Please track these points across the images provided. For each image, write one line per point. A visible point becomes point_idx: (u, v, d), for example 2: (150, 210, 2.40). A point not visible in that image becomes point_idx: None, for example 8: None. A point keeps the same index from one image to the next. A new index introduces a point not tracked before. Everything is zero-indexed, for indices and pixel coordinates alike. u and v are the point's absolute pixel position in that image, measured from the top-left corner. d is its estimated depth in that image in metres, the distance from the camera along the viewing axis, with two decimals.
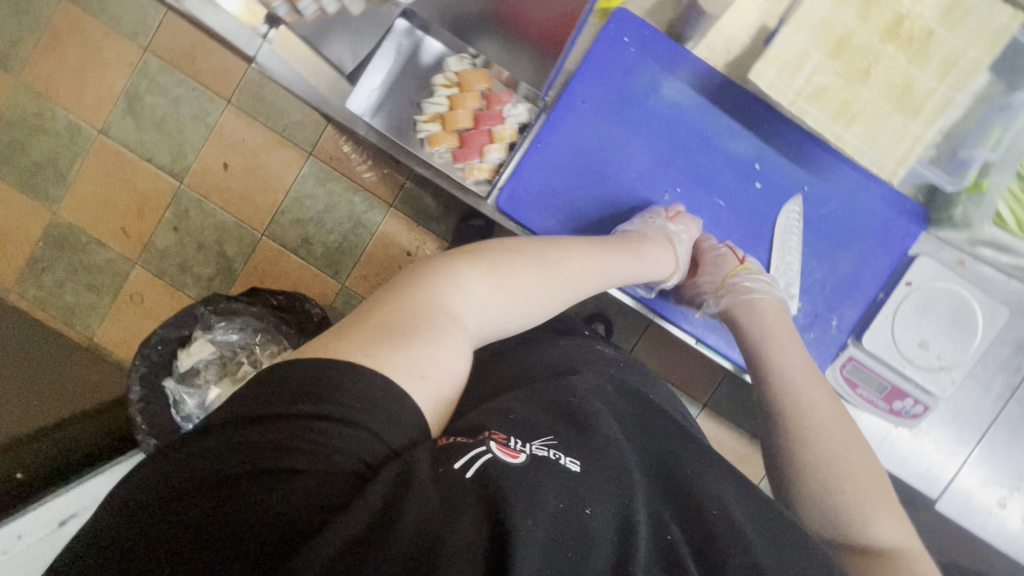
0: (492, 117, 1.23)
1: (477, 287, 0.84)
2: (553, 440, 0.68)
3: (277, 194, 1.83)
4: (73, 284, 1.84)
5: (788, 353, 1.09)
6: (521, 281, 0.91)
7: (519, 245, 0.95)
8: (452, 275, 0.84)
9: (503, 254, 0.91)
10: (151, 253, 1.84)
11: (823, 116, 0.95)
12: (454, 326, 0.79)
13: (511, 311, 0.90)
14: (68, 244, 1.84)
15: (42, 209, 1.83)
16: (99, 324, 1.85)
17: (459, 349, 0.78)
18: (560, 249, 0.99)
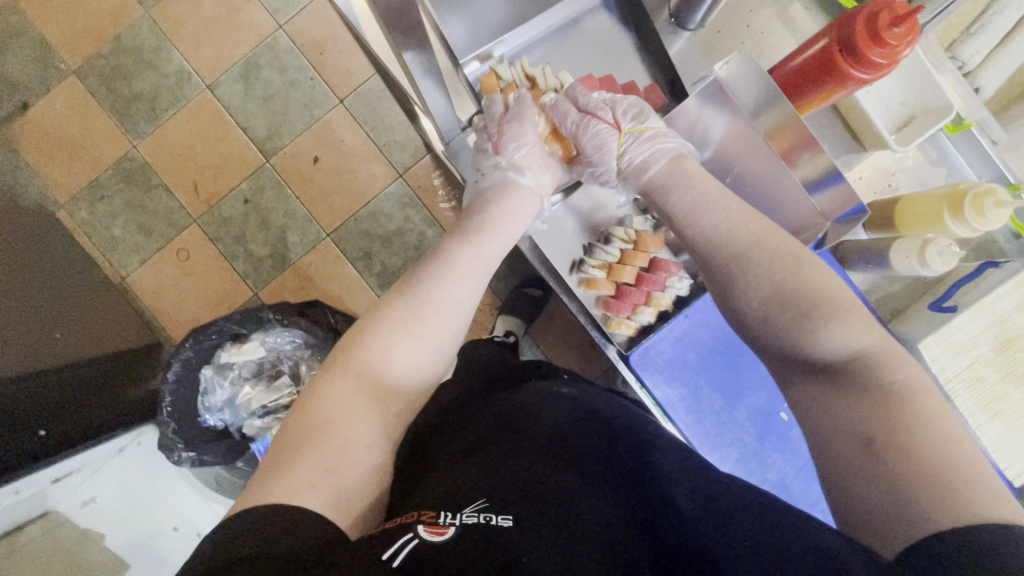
0: (655, 282, 1.13)
1: (365, 369, 0.81)
2: (485, 504, 0.63)
3: (355, 201, 1.83)
4: (127, 220, 1.81)
5: (688, 185, 0.99)
6: (406, 346, 0.86)
7: (392, 312, 0.88)
8: (334, 371, 0.81)
9: (377, 328, 0.86)
10: (213, 216, 1.82)
11: (972, 404, 0.96)
12: (343, 419, 0.75)
13: (407, 369, 0.86)
14: (135, 181, 1.81)
15: (122, 139, 1.81)
16: (138, 266, 1.81)
17: (361, 441, 0.74)
18: (436, 305, 0.91)
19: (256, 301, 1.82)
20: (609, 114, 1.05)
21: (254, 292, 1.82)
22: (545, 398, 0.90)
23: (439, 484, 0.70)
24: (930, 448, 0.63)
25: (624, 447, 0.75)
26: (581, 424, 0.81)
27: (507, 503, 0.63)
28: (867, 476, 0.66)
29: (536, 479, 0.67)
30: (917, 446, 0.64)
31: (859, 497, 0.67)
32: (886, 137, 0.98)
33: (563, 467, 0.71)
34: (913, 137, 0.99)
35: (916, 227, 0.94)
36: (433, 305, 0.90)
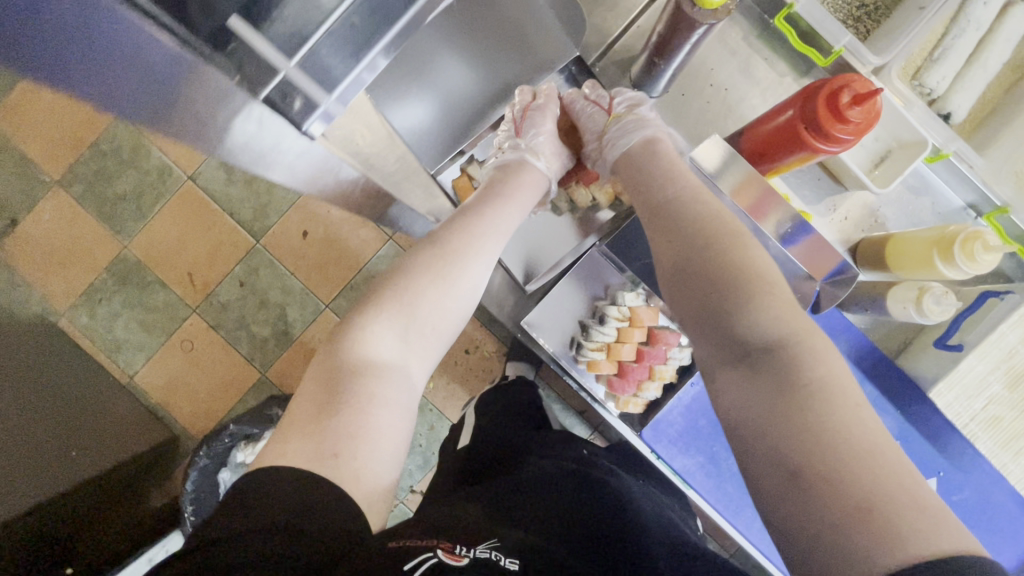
0: (656, 356, 1.13)
1: (391, 340, 0.79)
2: (498, 544, 0.63)
3: (349, 269, 1.84)
4: (127, 319, 1.82)
5: (657, 164, 0.94)
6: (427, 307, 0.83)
7: (420, 269, 0.84)
8: (368, 320, 0.80)
9: (407, 286, 0.82)
10: (211, 303, 1.83)
11: (994, 445, 1.02)
12: (368, 382, 0.74)
13: (427, 337, 0.83)
14: (130, 280, 1.83)
15: (113, 240, 1.83)
16: (144, 363, 1.82)
17: (384, 416, 0.73)
18: (461, 262, 0.86)
19: (265, 381, 1.82)
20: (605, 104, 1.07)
21: (262, 373, 1.82)
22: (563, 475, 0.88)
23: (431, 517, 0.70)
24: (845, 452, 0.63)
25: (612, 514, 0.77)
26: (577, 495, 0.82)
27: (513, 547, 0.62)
28: (805, 495, 0.62)
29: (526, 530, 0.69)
30: (841, 456, 0.62)
31: (795, 518, 0.62)
32: (865, 179, 1.01)
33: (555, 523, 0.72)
34: (892, 174, 1.01)
35: (911, 270, 0.93)
36: (456, 267, 0.85)
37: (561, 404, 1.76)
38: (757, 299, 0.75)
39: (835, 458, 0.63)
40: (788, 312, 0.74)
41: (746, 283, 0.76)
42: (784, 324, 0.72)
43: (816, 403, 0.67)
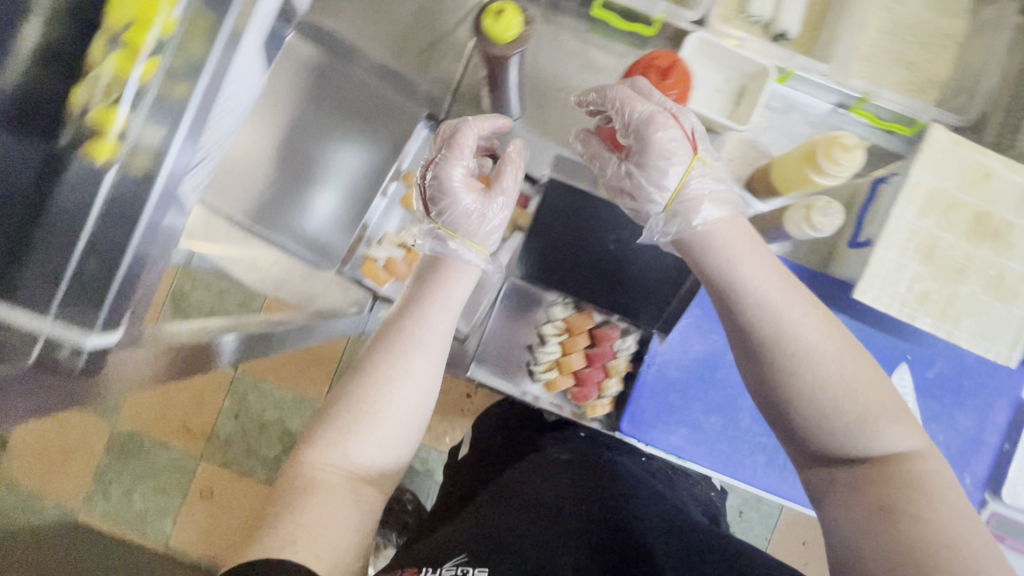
0: None
1: (328, 495, 0.52)
2: (466, 556, 0.55)
3: (330, 363, 1.85)
4: (142, 489, 1.83)
5: (722, 234, 0.57)
6: (376, 427, 0.56)
7: (351, 390, 0.57)
8: (315, 445, 0.55)
9: (360, 387, 0.57)
10: (214, 444, 1.85)
11: None
12: (322, 492, 0.52)
13: (374, 472, 0.56)
14: (131, 451, 1.84)
15: (102, 421, 1.85)
16: (172, 525, 1.82)
17: (344, 520, 0.51)
18: (400, 372, 0.58)
19: None
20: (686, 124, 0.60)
21: None
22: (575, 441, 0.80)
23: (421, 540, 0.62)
24: (936, 525, 0.44)
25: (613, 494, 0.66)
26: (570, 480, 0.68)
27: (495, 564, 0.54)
28: (864, 530, 0.47)
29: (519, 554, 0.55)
30: (911, 529, 0.44)
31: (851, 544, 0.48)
32: None
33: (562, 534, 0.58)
34: None
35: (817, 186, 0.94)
36: (391, 386, 0.57)
37: None
38: (813, 358, 0.50)
39: (896, 544, 0.44)
40: (861, 369, 0.51)
41: (802, 356, 0.51)
42: (845, 374, 0.50)
43: (834, 425, 0.50)
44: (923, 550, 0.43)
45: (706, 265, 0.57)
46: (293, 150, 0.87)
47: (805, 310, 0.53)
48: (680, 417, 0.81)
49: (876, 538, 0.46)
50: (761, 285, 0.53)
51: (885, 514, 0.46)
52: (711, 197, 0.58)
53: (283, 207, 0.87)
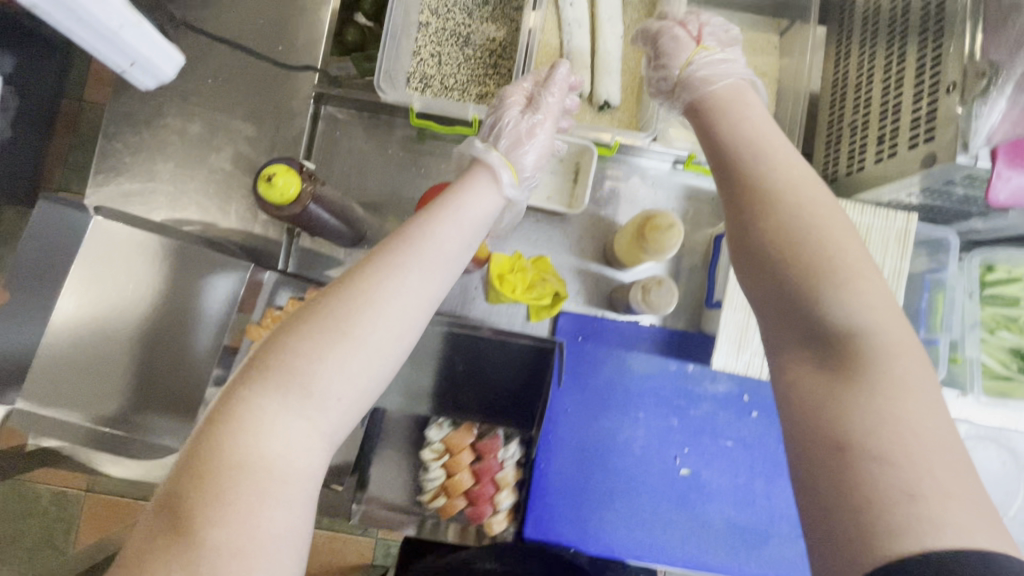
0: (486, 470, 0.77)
1: (261, 447, 0.41)
2: None
3: None
4: None
5: (735, 106, 0.50)
6: (324, 384, 0.42)
7: (315, 318, 0.43)
8: (251, 389, 0.42)
9: (293, 334, 0.43)
10: None
11: None
12: (269, 424, 0.41)
13: (314, 447, 0.43)
14: None
15: None
16: None
17: (302, 460, 0.42)
18: (378, 311, 0.44)
19: None
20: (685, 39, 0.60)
21: None
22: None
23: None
24: (908, 441, 0.35)
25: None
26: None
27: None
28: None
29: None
30: (862, 428, 0.36)
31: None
32: None
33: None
34: None
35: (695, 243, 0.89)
36: (369, 314, 0.43)
37: None
38: (821, 295, 0.40)
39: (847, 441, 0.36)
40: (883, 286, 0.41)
41: (842, 275, 0.40)
42: (838, 234, 0.41)
43: (829, 313, 0.40)
44: (880, 507, 0.34)
45: (718, 138, 0.48)
46: (157, 333, 0.72)
47: (852, 247, 0.41)
48: (580, 520, 0.77)
49: (811, 428, 0.38)
50: (764, 133, 0.47)
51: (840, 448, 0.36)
52: (721, 61, 0.55)
53: (151, 405, 0.71)
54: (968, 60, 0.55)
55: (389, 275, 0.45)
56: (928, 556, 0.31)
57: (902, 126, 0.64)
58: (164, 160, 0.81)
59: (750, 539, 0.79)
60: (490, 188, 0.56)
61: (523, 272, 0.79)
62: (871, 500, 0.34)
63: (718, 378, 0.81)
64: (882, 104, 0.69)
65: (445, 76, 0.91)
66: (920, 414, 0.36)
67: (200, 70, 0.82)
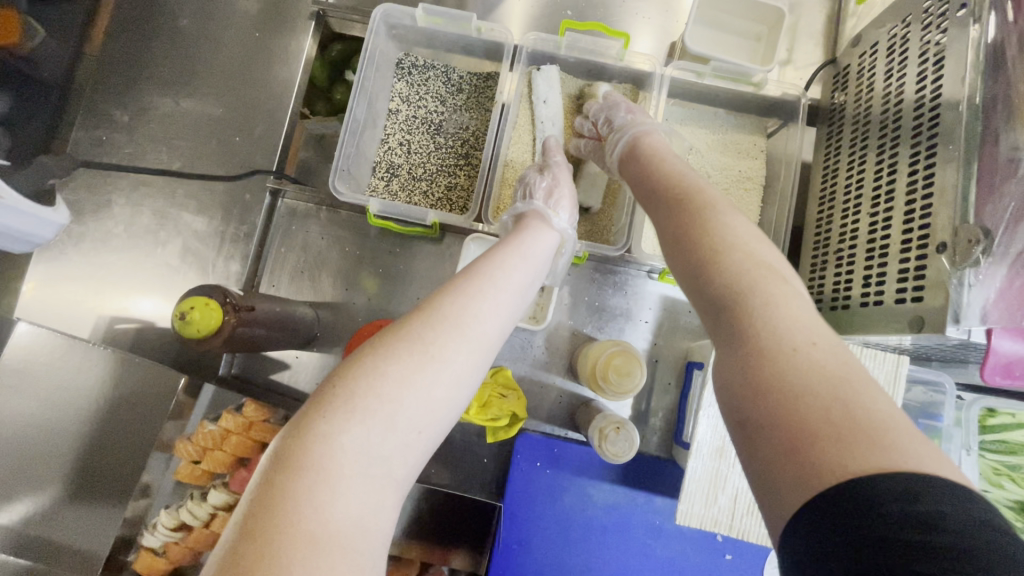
0: None
1: (335, 499, 0.35)
2: None
3: None
4: None
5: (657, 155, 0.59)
6: (408, 417, 0.39)
7: (404, 345, 0.41)
8: (333, 421, 0.37)
9: (377, 358, 0.40)
10: None
11: None
12: (345, 467, 0.36)
13: (381, 505, 0.37)
14: None
15: None
16: None
17: (374, 510, 0.37)
18: (464, 339, 0.43)
19: None
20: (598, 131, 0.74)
21: None
22: None
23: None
24: (822, 364, 0.34)
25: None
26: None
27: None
28: None
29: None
30: (789, 370, 0.34)
31: None
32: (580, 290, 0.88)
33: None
34: None
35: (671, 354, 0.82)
36: (456, 341, 0.42)
37: None
38: (763, 304, 0.38)
39: (787, 400, 0.33)
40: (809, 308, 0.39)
41: (765, 301, 0.38)
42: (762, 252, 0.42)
43: (778, 328, 0.37)
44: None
45: (664, 172, 0.55)
46: (103, 431, 0.69)
47: (762, 247, 0.43)
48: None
49: (743, 369, 0.36)
50: (686, 168, 0.54)
51: (761, 400, 0.35)
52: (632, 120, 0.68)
53: (95, 509, 0.68)
54: (960, 222, 0.50)
55: (469, 300, 0.45)
56: (864, 483, 0.29)
57: (889, 273, 0.59)
58: (107, 253, 0.78)
59: None
60: (547, 230, 0.61)
61: (480, 388, 0.72)
62: (809, 440, 0.31)
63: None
64: (869, 239, 0.64)
65: (413, 166, 0.86)
66: (870, 389, 0.33)
67: (153, 160, 0.79)
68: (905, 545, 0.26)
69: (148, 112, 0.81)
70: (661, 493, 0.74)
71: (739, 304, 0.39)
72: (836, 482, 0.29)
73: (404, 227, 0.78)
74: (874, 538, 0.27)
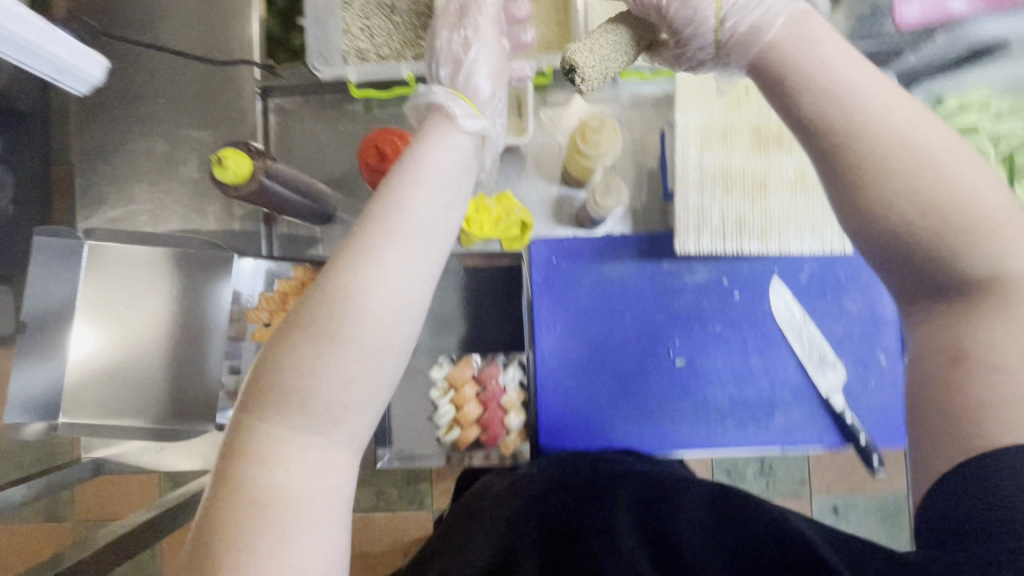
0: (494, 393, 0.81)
1: (276, 479, 0.41)
2: None
3: None
4: None
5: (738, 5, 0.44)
6: (322, 395, 0.41)
7: (300, 330, 0.41)
8: (260, 415, 0.41)
9: (288, 354, 0.41)
10: None
11: None
12: (286, 461, 0.41)
13: (326, 473, 0.42)
14: None
15: None
16: None
17: (322, 477, 0.42)
18: (359, 309, 0.41)
19: None
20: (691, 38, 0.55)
21: None
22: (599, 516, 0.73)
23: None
24: (962, 209, 0.37)
25: (529, 489, 0.54)
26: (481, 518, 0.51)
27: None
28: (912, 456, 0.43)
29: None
30: (925, 222, 0.37)
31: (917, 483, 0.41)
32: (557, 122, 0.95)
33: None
34: None
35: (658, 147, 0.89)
36: (358, 314, 0.41)
37: None
38: (850, 101, 0.38)
39: (919, 209, 0.37)
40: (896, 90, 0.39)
41: (873, 167, 0.37)
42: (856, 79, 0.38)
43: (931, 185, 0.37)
44: (970, 421, 0.36)
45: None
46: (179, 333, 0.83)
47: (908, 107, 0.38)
48: (591, 425, 0.83)
49: (841, 204, 0.39)
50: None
51: (963, 336, 0.38)
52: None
53: (185, 403, 0.82)
54: None
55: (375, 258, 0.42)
56: (1001, 450, 0.35)
57: None
58: (138, 183, 0.89)
59: (754, 410, 0.83)
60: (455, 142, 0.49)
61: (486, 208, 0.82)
62: (946, 240, 0.37)
63: (695, 270, 0.83)
64: None
65: (376, 45, 0.93)
66: (961, 159, 0.37)
67: (152, 95, 0.89)
68: (983, 529, 0.34)
69: (136, 55, 0.90)
70: (666, 258, 0.84)
71: (939, 255, 0.37)
72: (972, 452, 0.36)
73: (382, 92, 0.86)
74: (989, 504, 0.34)
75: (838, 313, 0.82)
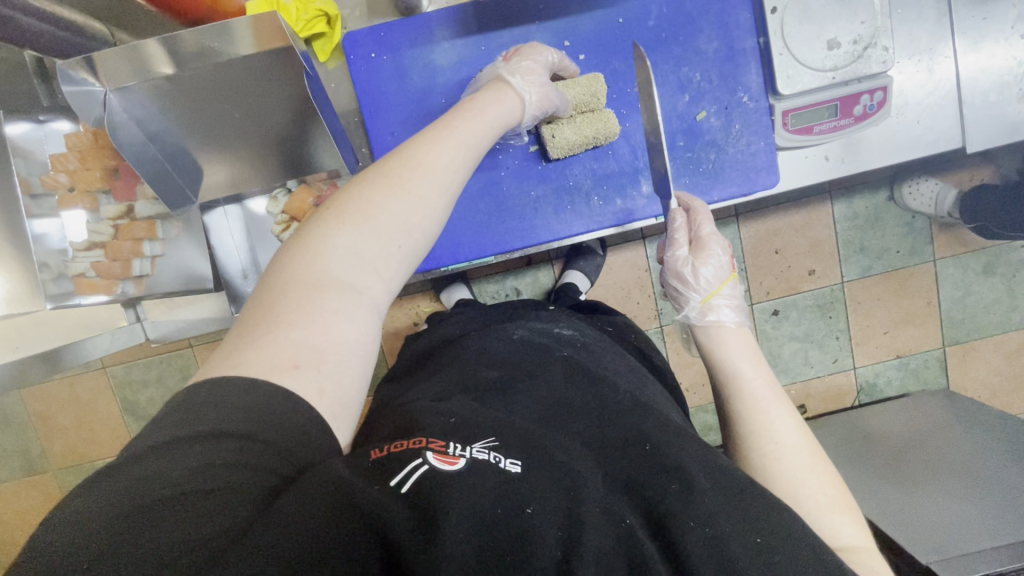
0: None
1: (333, 265, 0.45)
2: (495, 441, 0.43)
3: None
4: None
5: (742, 356, 0.60)
6: (386, 217, 0.48)
7: (383, 181, 0.49)
8: (325, 227, 0.46)
9: (329, 231, 0.46)
10: None
11: None
12: (329, 308, 0.43)
13: (373, 273, 0.47)
14: None
15: None
16: None
17: (367, 275, 0.47)
18: (425, 176, 0.50)
19: None
20: (724, 258, 0.71)
21: None
22: (589, 353, 0.66)
23: (152, 508, 0.31)
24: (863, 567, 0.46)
25: (553, 351, 0.64)
26: (520, 347, 0.65)
27: (518, 436, 0.45)
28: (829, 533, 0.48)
29: (527, 497, 0.39)
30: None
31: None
32: None
33: (564, 493, 0.40)
34: None
35: None
36: (420, 175, 0.50)
37: (507, 293, 1.30)
38: (786, 462, 0.52)
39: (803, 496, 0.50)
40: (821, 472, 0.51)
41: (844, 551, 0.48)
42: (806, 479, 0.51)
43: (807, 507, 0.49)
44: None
45: (734, 380, 0.58)
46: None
47: (780, 404, 0.56)
48: (448, 231, 0.79)
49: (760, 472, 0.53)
50: (758, 377, 0.58)
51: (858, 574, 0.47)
52: (730, 308, 0.66)
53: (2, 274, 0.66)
54: None
55: (400, 184, 0.49)
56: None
57: None
58: None
59: (615, 183, 0.78)
60: (518, 101, 0.64)
61: (285, 12, 0.72)
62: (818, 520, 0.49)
63: (533, 36, 0.74)
64: None
65: None
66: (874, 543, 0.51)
67: None
68: None
69: None
70: (499, 29, 0.74)
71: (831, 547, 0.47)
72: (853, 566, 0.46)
73: None
74: None
75: (695, 55, 0.75)
